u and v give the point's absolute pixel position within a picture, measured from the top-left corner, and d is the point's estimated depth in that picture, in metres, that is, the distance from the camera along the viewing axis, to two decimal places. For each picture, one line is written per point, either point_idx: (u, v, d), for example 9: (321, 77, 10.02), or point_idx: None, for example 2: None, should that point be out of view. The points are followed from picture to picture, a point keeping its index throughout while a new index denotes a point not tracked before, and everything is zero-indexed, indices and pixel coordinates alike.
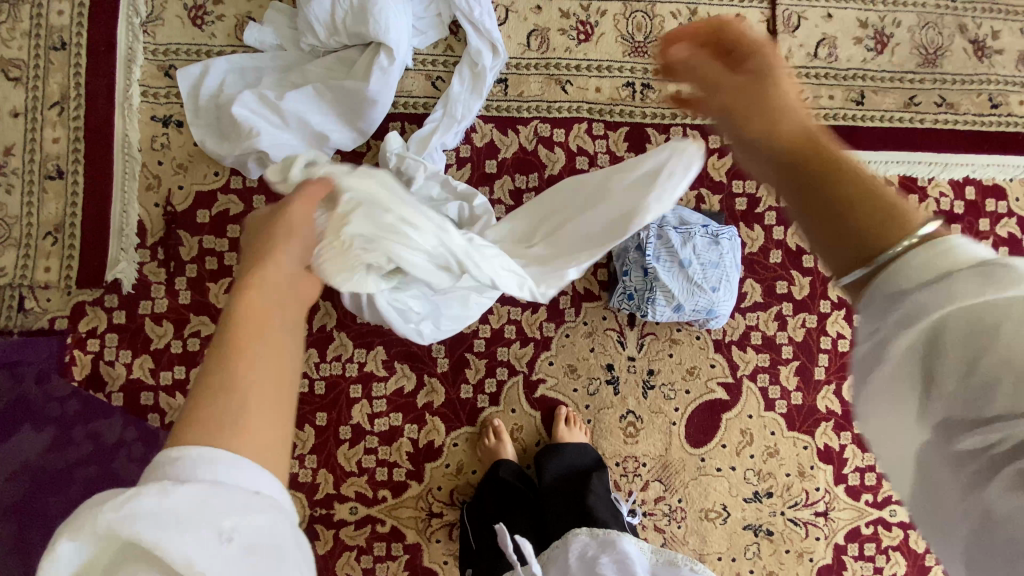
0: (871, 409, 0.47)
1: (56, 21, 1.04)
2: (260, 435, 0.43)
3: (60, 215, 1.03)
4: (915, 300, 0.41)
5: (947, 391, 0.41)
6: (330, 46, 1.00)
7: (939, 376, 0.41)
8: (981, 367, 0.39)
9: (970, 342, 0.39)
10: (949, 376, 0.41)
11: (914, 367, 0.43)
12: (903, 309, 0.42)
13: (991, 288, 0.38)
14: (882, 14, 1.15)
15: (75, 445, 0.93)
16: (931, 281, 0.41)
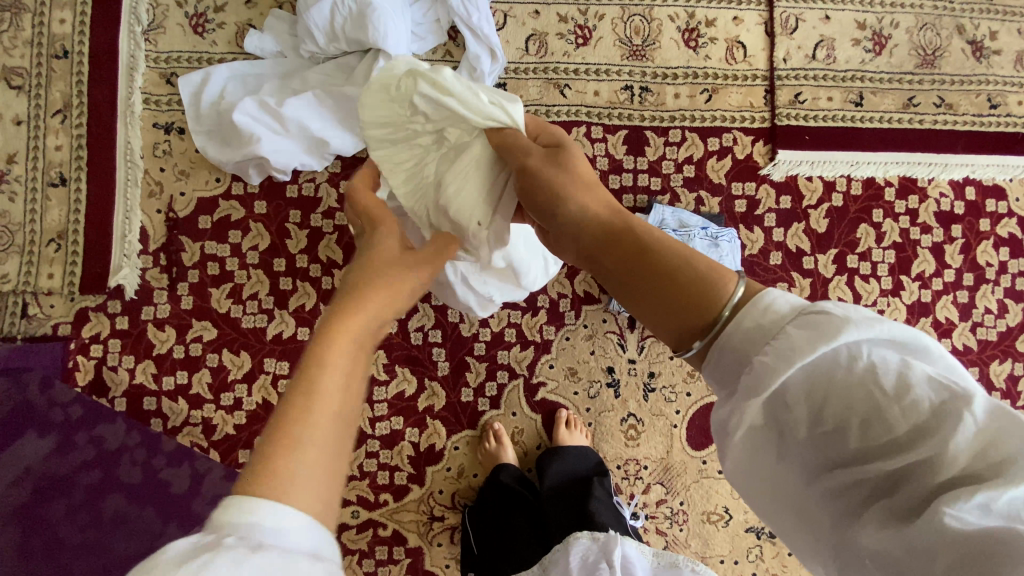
0: (740, 463, 0.44)
1: (58, 30, 1.05)
2: (319, 493, 0.40)
3: (63, 222, 1.04)
4: (763, 362, 0.40)
5: (790, 433, 0.40)
6: (330, 52, 1.01)
7: (791, 429, 0.40)
8: (805, 413, 0.39)
9: (813, 394, 0.38)
10: (802, 426, 0.39)
11: (773, 417, 0.41)
12: (748, 378, 0.40)
13: (819, 342, 0.38)
14: (880, 15, 1.15)
15: (78, 449, 0.93)
16: (766, 336, 0.41)
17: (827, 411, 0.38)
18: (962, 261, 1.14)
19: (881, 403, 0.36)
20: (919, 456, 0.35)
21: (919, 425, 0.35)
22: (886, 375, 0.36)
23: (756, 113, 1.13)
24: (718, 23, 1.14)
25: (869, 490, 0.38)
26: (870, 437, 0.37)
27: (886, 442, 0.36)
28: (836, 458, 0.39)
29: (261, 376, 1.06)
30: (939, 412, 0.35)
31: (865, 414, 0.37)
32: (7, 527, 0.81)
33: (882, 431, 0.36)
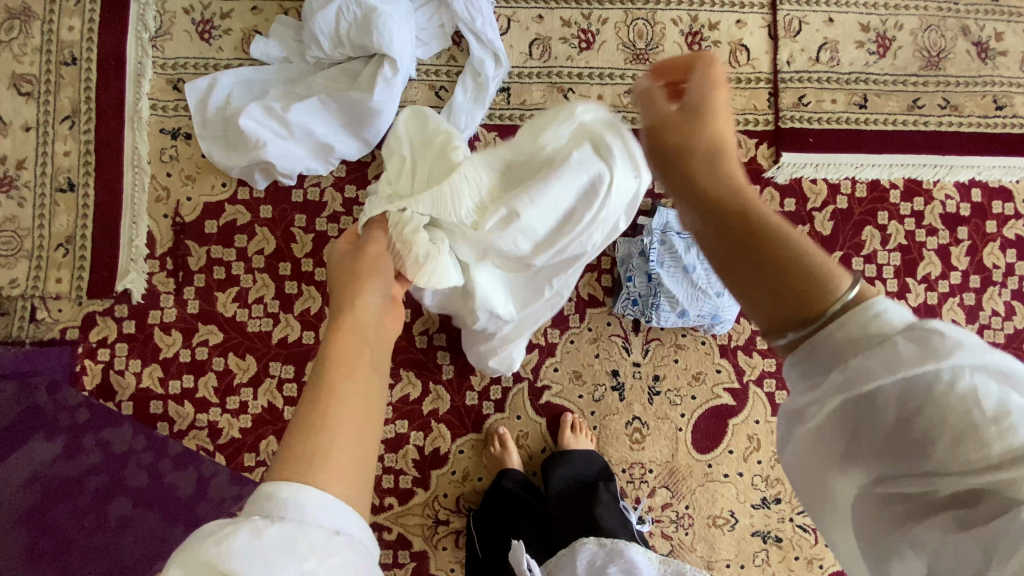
0: (807, 456, 0.45)
1: (66, 37, 1.06)
2: (344, 478, 0.49)
3: (71, 227, 1.04)
4: (847, 366, 0.39)
5: (871, 434, 0.40)
6: (335, 58, 1.02)
7: (872, 427, 0.40)
8: (887, 419, 0.39)
9: (907, 404, 0.37)
10: (884, 427, 0.39)
11: (854, 416, 0.40)
12: (838, 375, 0.40)
13: (928, 357, 0.36)
14: (884, 17, 1.15)
15: (85, 454, 0.97)
16: (859, 344, 0.39)
17: (917, 423, 0.37)
18: (968, 263, 1.14)
19: (976, 424, 0.35)
20: (1006, 483, 0.34)
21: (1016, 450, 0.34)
22: (988, 400, 0.35)
23: (760, 115, 1.13)
24: (722, 26, 1.14)
25: (946, 506, 0.37)
26: (960, 456, 0.36)
27: (976, 464, 0.35)
28: (915, 468, 0.38)
29: (267, 380, 1.06)
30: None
31: (928, 438, 0.37)
32: (15, 529, 0.87)
33: (972, 449, 0.35)
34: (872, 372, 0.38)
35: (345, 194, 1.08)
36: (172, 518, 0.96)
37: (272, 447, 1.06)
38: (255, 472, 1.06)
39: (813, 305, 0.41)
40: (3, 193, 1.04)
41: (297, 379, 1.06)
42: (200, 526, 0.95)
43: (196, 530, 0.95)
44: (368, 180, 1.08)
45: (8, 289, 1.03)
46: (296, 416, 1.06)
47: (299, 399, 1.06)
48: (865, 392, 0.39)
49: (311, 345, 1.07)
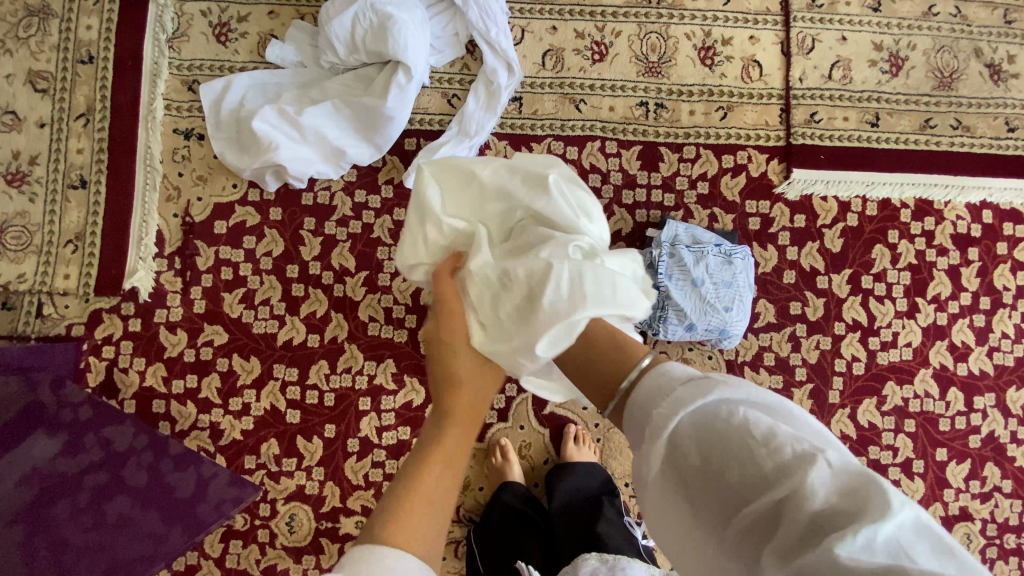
0: (660, 523, 0.48)
1: (84, 35, 1.07)
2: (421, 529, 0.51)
3: (81, 223, 1.05)
4: (663, 412, 0.48)
5: (690, 480, 0.44)
6: (350, 64, 1.02)
7: (685, 474, 0.45)
8: (695, 454, 0.44)
9: (702, 438, 0.44)
10: (697, 474, 0.44)
11: (676, 467, 0.46)
12: (652, 426, 0.48)
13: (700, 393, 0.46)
14: (898, 37, 1.15)
15: (85, 451, 0.96)
16: (663, 404, 0.49)
17: (713, 451, 0.43)
18: (979, 284, 1.13)
19: (751, 446, 0.42)
20: (784, 490, 0.38)
21: (783, 464, 0.40)
22: (757, 427, 0.42)
23: (771, 131, 1.13)
24: (735, 42, 1.14)
25: (755, 532, 0.40)
26: (750, 473, 0.41)
27: (758, 479, 0.41)
28: (727, 503, 0.42)
29: (270, 382, 1.06)
30: (800, 458, 0.40)
31: (731, 462, 0.42)
32: (13, 525, 0.90)
33: (754, 466, 0.41)
34: (671, 410, 0.47)
35: (355, 198, 1.08)
36: (170, 519, 0.96)
37: (273, 450, 1.05)
38: (255, 475, 1.05)
39: (648, 380, 0.53)
40: (14, 189, 1.04)
41: (300, 382, 1.06)
42: (197, 530, 0.95)
43: (195, 533, 0.96)
44: (378, 186, 1.09)
45: (15, 283, 1.03)
46: (297, 419, 1.06)
47: (302, 402, 1.06)
48: (678, 449, 0.46)
49: (316, 348, 1.07)
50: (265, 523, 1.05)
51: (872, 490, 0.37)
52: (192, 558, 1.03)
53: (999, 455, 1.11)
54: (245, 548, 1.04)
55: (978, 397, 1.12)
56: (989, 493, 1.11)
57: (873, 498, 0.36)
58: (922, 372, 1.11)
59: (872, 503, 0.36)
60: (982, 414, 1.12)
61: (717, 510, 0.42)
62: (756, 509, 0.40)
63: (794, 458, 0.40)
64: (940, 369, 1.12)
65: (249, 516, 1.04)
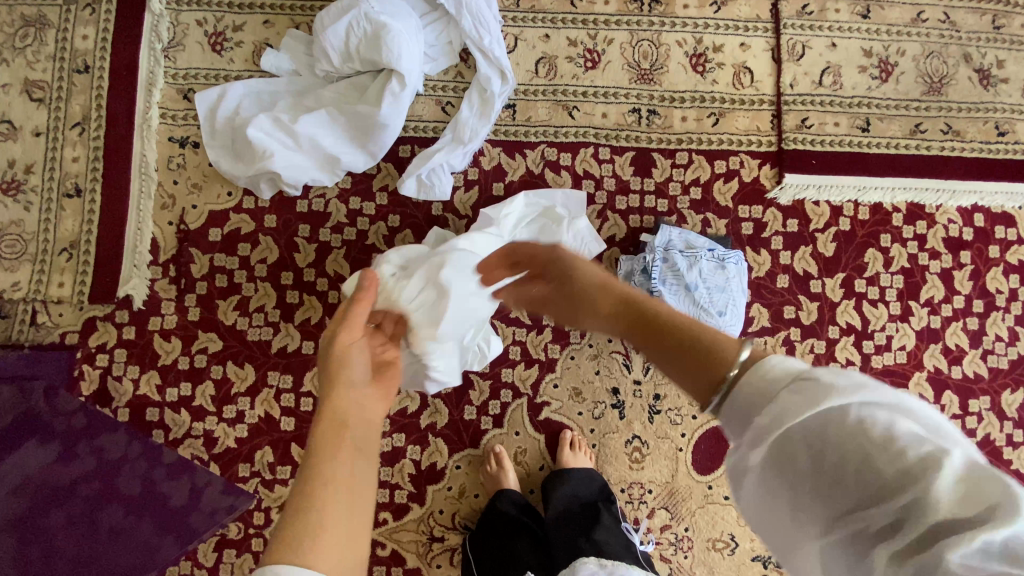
0: (764, 505, 0.50)
1: (80, 45, 1.08)
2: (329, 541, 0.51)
3: (76, 232, 1.05)
4: (767, 419, 0.47)
5: (804, 480, 0.45)
6: (344, 72, 1.03)
7: (799, 472, 0.46)
8: (801, 462, 0.45)
9: (813, 442, 0.44)
10: (814, 469, 0.44)
11: (781, 461, 0.47)
12: (758, 424, 0.48)
13: (807, 406, 0.44)
14: (887, 43, 1.16)
15: (78, 459, 0.97)
16: (772, 399, 0.47)
17: (826, 458, 0.43)
18: (972, 287, 1.14)
19: (876, 453, 0.41)
20: (907, 496, 0.39)
21: (906, 470, 0.39)
22: (876, 429, 0.42)
23: (763, 136, 1.14)
24: (726, 49, 1.15)
25: (872, 537, 0.41)
26: (871, 484, 0.41)
27: (880, 490, 0.41)
28: (844, 504, 0.43)
29: (264, 390, 1.06)
30: (924, 463, 0.39)
31: (859, 459, 0.42)
32: (8, 532, 0.92)
33: (876, 476, 0.41)
34: (778, 413, 0.46)
35: (350, 205, 1.09)
36: (162, 528, 0.97)
37: (267, 457, 1.05)
38: (249, 483, 1.04)
39: (749, 373, 0.50)
40: (9, 197, 1.05)
41: (295, 390, 1.06)
42: (189, 538, 0.98)
43: (187, 541, 0.98)
44: (373, 192, 1.09)
45: (10, 292, 1.03)
46: (292, 426, 1.05)
47: (296, 409, 1.06)
48: (797, 439, 0.45)
49: (310, 355, 1.07)
50: (259, 532, 1.04)
51: (988, 486, 0.37)
52: (185, 568, 1.02)
53: (994, 458, 1.11)
54: (239, 558, 1.03)
55: (973, 400, 1.12)
56: None
57: (997, 495, 0.37)
58: (917, 375, 1.12)
59: (1000, 509, 0.36)
60: (978, 417, 1.12)
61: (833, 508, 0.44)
62: (876, 521, 0.41)
63: (919, 462, 0.39)
64: (934, 372, 1.12)
65: (242, 525, 1.04)
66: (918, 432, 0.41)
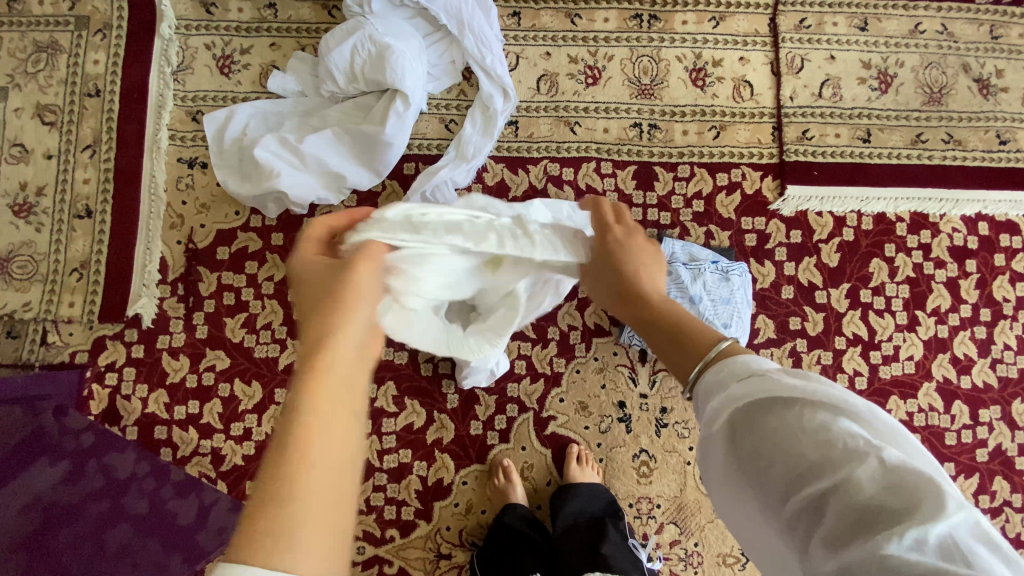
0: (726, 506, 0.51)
1: (91, 70, 1.11)
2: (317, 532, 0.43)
3: (86, 252, 1.07)
4: (716, 407, 0.50)
5: (746, 470, 0.46)
6: (349, 92, 1.05)
7: (741, 459, 0.47)
8: (748, 449, 0.46)
9: (753, 429, 0.46)
10: (750, 452, 0.46)
11: (732, 457, 0.48)
12: (708, 416, 0.51)
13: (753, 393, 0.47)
14: (885, 55, 1.17)
15: (87, 478, 0.95)
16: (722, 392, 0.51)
17: (763, 447, 0.45)
18: (978, 295, 1.13)
19: (805, 439, 0.42)
20: (832, 481, 0.39)
21: (832, 457, 0.40)
22: (813, 419, 0.43)
23: (764, 148, 1.15)
24: (725, 63, 1.16)
25: (801, 524, 0.41)
26: (795, 467, 0.42)
27: (808, 470, 0.41)
28: (777, 494, 0.43)
29: (271, 407, 1.06)
30: (849, 452, 0.40)
31: (791, 446, 0.43)
32: (13, 554, 0.86)
33: (802, 460, 0.41)
34: (725, 404, 0.49)
35: None
36: (170, 546, 0.95)
37: None
38: None
39: (714, 366, 0.55)
40: (21, 219, 1.07)
41: None
42: (198, 559, 0.95)
43: (196, 560, 0.96)
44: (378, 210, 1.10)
45: (21, 312, 1.04)
46: None
47: None
48: (738, 428, 0.47)
49: None
50: None
51: (918, 483, 0.37)
52: None
53: (1007, 469, 1.10)
54: None
55: (983, 410, 1.11)
56: (1000, 508, 1.09)
57: (925, 498, 0.36)
58: (926, 385, 1.11)
59: (926, 508, 0.35)
60: (988, 427, 1.10)
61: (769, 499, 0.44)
62: (802, 503, 0.41)
63: (845, 452, 0.40)
64: (943, 382, 1.11)
65: None
66: (860, 431, 0.41)
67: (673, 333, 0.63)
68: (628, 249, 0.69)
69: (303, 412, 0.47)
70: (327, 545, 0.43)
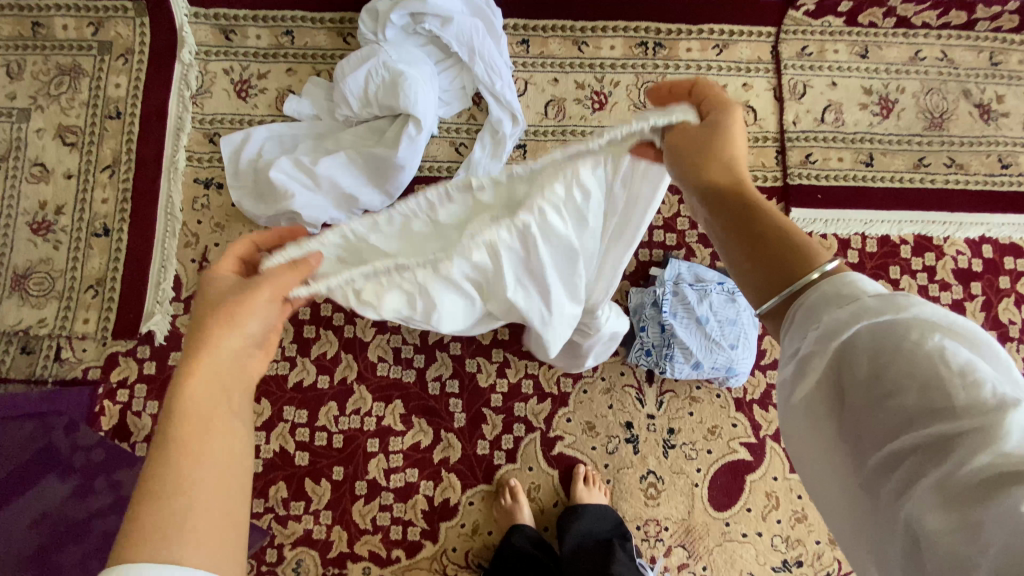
0: (815, 445, 0.45)
1: (113, 93, 1.14)
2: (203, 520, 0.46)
3: (102, 270, 1.09)
4: (830, 326, 0.44)
5: (858, 396, 0.41)
6: (363, 117, 1.08)
7: (852, 385, 0.41)
8: (861, 382, 0.40)
9: (878, 355, 0.40)
10: (866, 378, 0.40)
11: (842, 382, 0.42)
12: (821, 331, 0.44)
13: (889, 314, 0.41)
14: (886, 81, 1.20)
15: (95, 494, 0.92)
16: (841, 305, 0.44)
17: (887, 373, 0.39)
18: (984, 318, 1.13)
19: (944, 373, 0.36)
20: (970, 425, 0.34)
21: (977, 399, 0.35)
22: (955, 355, 0.37)
23: (768, 172, 1.17)
24: (728, 89, 1.19)
25: (911, 462, 0.37)
26: (923, 402, 0.36)
27: (936, 408, 0.36)
28: (889, 429, 0.38)
29: (280, 424, 1.07)
30: (1000, 400, 0.34)
31: (919, 380, 0.37)
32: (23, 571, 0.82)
33: (936, 395, 0.36)
34: (845, 320, 0.43)
35: None
36: None
37: (281, 493, 1.05)
38: (263, 519, 1.05)
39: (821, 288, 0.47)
40: (40, 237, 1.09)
41: (310, 424, 1.07)
42: None
43: None
44: None
45: (36, 328, 1.06)
46: (306, 461, 1.06)
47: (311, 444, 1.07)
48: (857, 351, 0.41)
49: (325, 390, 1.08)
50: (271, 570, 1.04)
51: None
52: None
53: None
54: None
55: None
56: None
57: None
58: None
59: None
60: None
61: (879, 436, 0.39)
62: (917, 440, 0.36)
63: (996, 398, 0.34)
64: None
65: (255, 561, 1.04)
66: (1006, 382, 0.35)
67: (777, 252, 0.53)
68: (730, 132, 0.57)
69: (178, 405, 0.49)
70: (225, 525, 0.47)
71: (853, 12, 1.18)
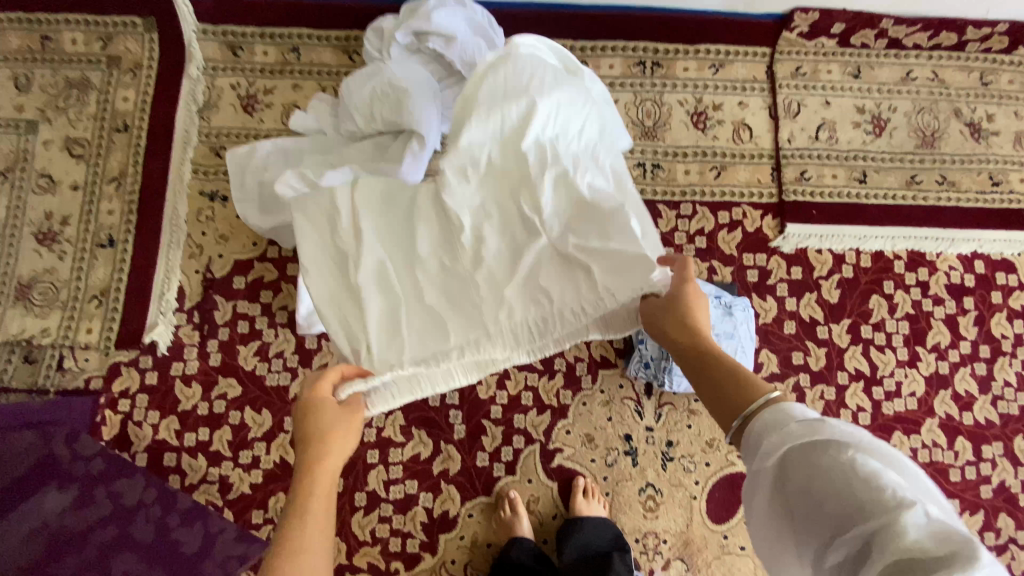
0: (767, 524, 0.58)
1: (121, 106, 1.16)
2: None
3: (106, 280, 1.10)
4: (753, 433, 0.60)
5: (788, 498, 0.54)
6: (367, 132, 1.10)
7: (781, 484, 0.55)
8: (792, 486, 0.53)
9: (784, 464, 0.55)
10: (798, 482, 0.53)
11: (778, 484, 0.56)
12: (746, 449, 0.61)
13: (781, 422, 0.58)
14: (878, 101, 1.23)
15: (95, 504, 0.95)
16: (773, 430, 0.58)
17: (813, 483, 0.51)
18: (977, 332, 1.15)
19: (852, 467, 0.49)
20: (878, 522, 0.45)
21: (879, 498, 0.46)
22: (863, 465, 0.49)
23: (764, 188, 1.19)
24: (725, 107, 1.22)
25: (847, 559, 0.47)
26: (843, 505, 0.48)
27: (855, 511, 0.47)
28: (829, 529, 0.49)
29: (280, 435, 1.07)
30: (898, 500, 0.46)
31: (842, 484, 0.49)
32: None
33: (850, 499, 0.48)
34: (770, 430, 0.58)
35: None
36: None
37: (280, 504, 1.06)
38: (262, 530, 1.05)
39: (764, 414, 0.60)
40: (45, 247, 1.10)
41: None
42: None
43: None
44: None
45: (40, 337, 1.07)
46: None
47: None
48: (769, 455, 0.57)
49: None
50: None
51: (963, 541, 0.43)
52: None
53: (1013, 506, 1.10)
54: None
55: (986, 446, 1.11)
56: (1008, 546, 1.09)
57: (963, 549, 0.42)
58: (929, 422, 1.12)
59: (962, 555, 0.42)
60: (993, 464, 1.11)
61: (822, 533, 0.49)
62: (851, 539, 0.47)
63: (893, 496, 0.46)
64: (946, 419, 1.12)
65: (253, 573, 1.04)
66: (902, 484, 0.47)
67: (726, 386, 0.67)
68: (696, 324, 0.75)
69: (293, 531, 0.68)
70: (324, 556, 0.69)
71: (845, 34, 1.21)
